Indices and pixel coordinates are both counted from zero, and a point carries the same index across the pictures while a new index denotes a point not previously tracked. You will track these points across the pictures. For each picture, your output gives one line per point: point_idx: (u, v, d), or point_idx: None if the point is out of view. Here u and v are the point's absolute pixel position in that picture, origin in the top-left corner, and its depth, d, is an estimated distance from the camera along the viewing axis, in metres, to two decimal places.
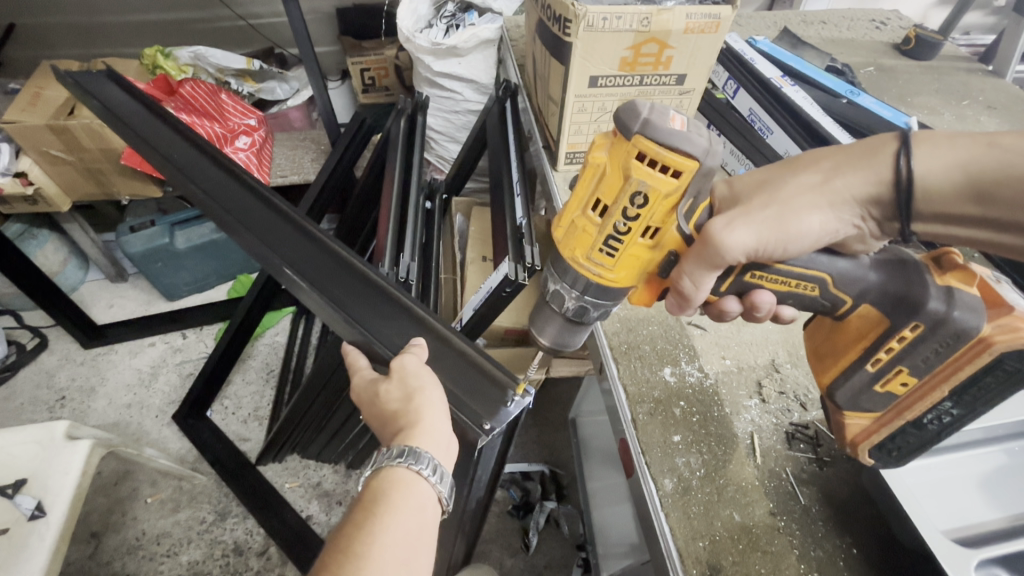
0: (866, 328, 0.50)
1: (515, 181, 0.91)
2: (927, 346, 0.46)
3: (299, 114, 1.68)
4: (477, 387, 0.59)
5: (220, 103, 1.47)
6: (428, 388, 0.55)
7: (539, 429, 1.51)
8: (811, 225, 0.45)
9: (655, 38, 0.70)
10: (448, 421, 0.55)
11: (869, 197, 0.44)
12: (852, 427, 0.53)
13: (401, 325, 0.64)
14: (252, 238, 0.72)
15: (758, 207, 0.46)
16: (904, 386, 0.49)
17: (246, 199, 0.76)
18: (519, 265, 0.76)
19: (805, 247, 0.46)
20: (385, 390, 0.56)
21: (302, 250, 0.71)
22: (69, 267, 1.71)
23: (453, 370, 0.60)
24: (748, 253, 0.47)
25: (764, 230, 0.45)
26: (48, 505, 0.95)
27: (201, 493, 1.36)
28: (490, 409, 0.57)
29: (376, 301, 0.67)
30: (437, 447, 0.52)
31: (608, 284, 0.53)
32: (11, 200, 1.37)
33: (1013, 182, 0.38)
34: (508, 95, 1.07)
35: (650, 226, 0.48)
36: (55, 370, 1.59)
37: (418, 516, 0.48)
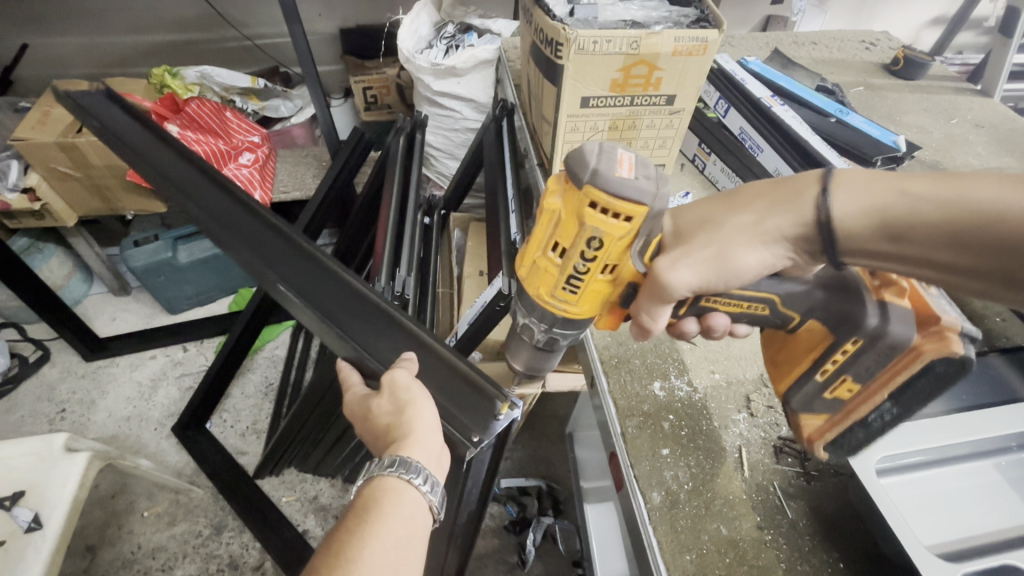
0: (814, 342, 0.52)
1: (510, 199, 0.93)
2: (867, 358, 0.47)
3: (302, 131, 1.72)
4: (466, 401, 0.60)
5: (225, 121, 1.51)
6: (418, 401, 0.56)
7: (537, 443, 1.52)
8: (750, 262, 0.46)
9: (644, 61, 0.72)
10: (438, 431, 0.56)
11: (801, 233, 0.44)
12: (808, 426, 0.54)
13: (394, 339, 0.66)
14: (251, 256, 0.74)
15: (699, 245, 0.48)
16: (850, 391, 0.50)
17: (246, 216, 0.77)
18: (512, 281, 0.78)
19: (746, 280, 0.48)
20: (376, 404, 0.57)
21: (297, 267, 0.73)
22: (73, 280, 1.73)
23: (443, 385, 0.61)
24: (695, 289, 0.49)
25: (706, 269, 0.47)
26: (46, 517, 0.96)
27: (197, 506, 1.36)
28: (480, 422, 0.58)
29: (369, 315, 0.68)
30: (428, 457, 0.53)
31: (574, 316, 0.55)
32: (18, 215, 1.39)
33: (925, 226, 0.39)
34: (505, 115, 1.11)
35: (608, 263, 0.50)
36: (56, 382, 1.61)
37: (408, 523, 0.49)
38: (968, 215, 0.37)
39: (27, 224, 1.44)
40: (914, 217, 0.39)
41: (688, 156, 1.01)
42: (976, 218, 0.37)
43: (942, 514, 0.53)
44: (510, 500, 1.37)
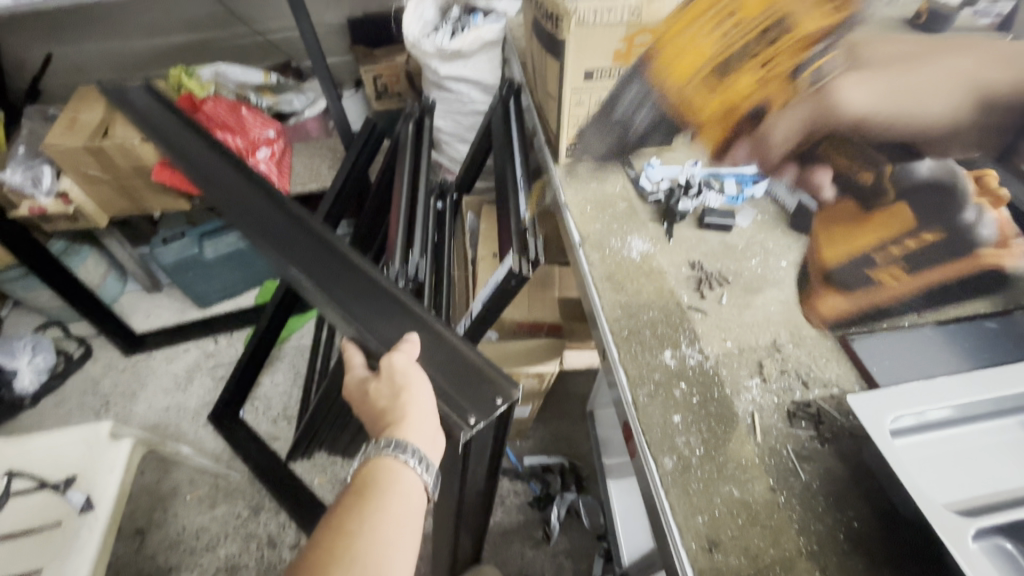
0: (888, 222, 0.55)
1: (519, 177, 0.93)
2: (934, 249, 0.54)
3: (315, 123, 1.77)
4: (467, 385, 0.60)
5: (241, 118, 1.55)
6: (414, 386, 0.57)
7: (558, 422, 1.53)
8: (936, 108, 0.44)
9: (647, 29, 0.71)
10: (433, 415, 0.58)
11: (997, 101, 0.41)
12: (837, 305, 0.64)
13: (399, 322, 0.66)
14: (269, 241, 0.75)
15: (890, 71, 0.45)
16: (893, 276, 0.58)
17: (268, 204, 0.80)
18: (523, 259, 0.78)
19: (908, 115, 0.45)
20: (375, 388, 0.59)
21: (309, 253, 0.74)
22: (109, 280, 1.82)
23: (444, 369, 0.62)
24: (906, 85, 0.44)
25: (880, 93, 0.47)
26: (96, 499, 1.02)
27: (235, 489, 1.43)
28: (479, 406, 0.59)
29: (378, 299, 0.69)
30: (423, 439, 0.56)
31: (691, 115, 0.64)
32: (54, 218, 1.46)
33: None
34: (511, 94, 1.09)
35: (771, 61, 0.53)
36: (99, 377, 1.69)
37: (404, 499, 0.53)
38: None
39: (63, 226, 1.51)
40: None
41: None
42: None
43: (971, 470, 0.51)
44: (532, 477, 1.41)
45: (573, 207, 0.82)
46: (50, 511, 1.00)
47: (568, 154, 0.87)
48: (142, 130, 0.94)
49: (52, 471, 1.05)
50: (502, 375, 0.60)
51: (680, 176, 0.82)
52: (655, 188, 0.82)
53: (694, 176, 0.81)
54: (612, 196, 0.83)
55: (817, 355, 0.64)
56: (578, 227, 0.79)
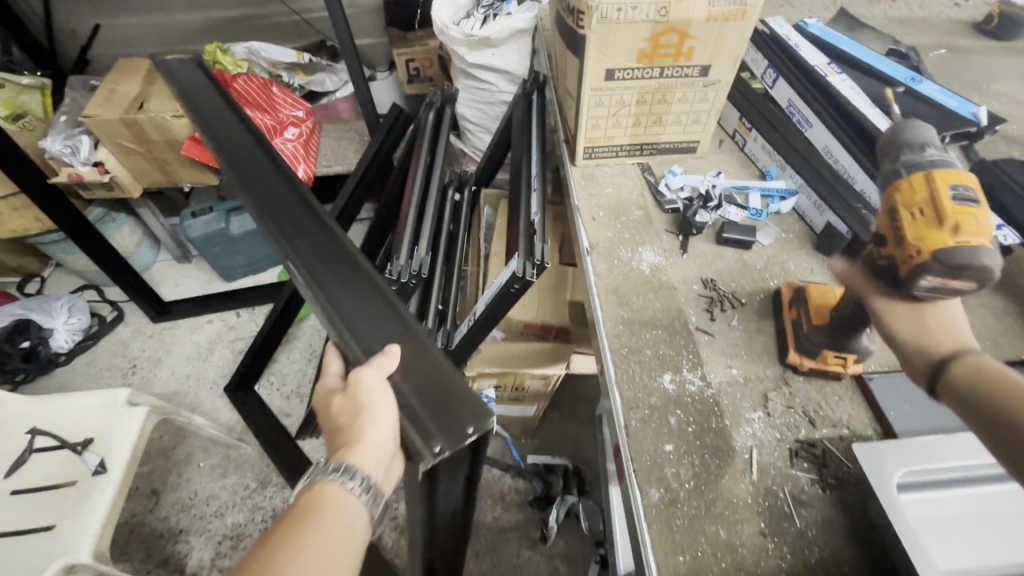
0: (821, 304, 0.61)
1: (534, 176, 0.89)
2: (795, 331, 0.61)
3: (346, 105, 1.77)
4: (442, 412, 0.59)
5: (271, 95, 1.57)
6: (376, 406, 0.57)
7: (566, 423, 1.52)
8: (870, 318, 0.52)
9: (674, 29, 0.67)
10: (393, 437, 0.57)
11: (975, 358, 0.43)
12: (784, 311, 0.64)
13: (386, 330, 0.66)
14: (268, 219, 0.73)
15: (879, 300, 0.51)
16: (791, 316, 0.63)
17: (278, 184, 0.79)
18: (528, 262, 0.76)
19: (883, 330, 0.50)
20: (338, 405, 0.59)
21: (311, 240, 0.73)
22: (143, 248, 1.89)
23: (422, 389, 0.61)
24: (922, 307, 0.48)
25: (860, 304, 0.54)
26: (109, 462, 1.06)
27: (246, 461, 1.48)
28: (450, 435, 0.57)
29: (368, 302, 0.68)
30: (374, 466, 0.55)
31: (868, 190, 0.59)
32: (91, 186, 1.51)
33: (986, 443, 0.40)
34: (536, 88, 1.06)
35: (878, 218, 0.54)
36: (128, 340, 1.77)
37: (341, 526, 0.53)
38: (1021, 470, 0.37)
39: (98, 195, 1.56)
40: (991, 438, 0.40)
41: (728, 132, 0.89)
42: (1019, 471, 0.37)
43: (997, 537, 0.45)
44: (535, 476, 1.39)
45: (585, 212, 0.78)
46: (69, 469, 1.06)
47: (586, 155, 0.83)
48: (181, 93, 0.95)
49: (72, 432, 1.10)
50: (480, 405, 0.59)
51: (701, 185, 0.79)
52: (674, 197, 0.78)
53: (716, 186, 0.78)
54: (628, 202, 0.79)
55: (830, 391, 0.59)
56: (587, 233, 0.75)
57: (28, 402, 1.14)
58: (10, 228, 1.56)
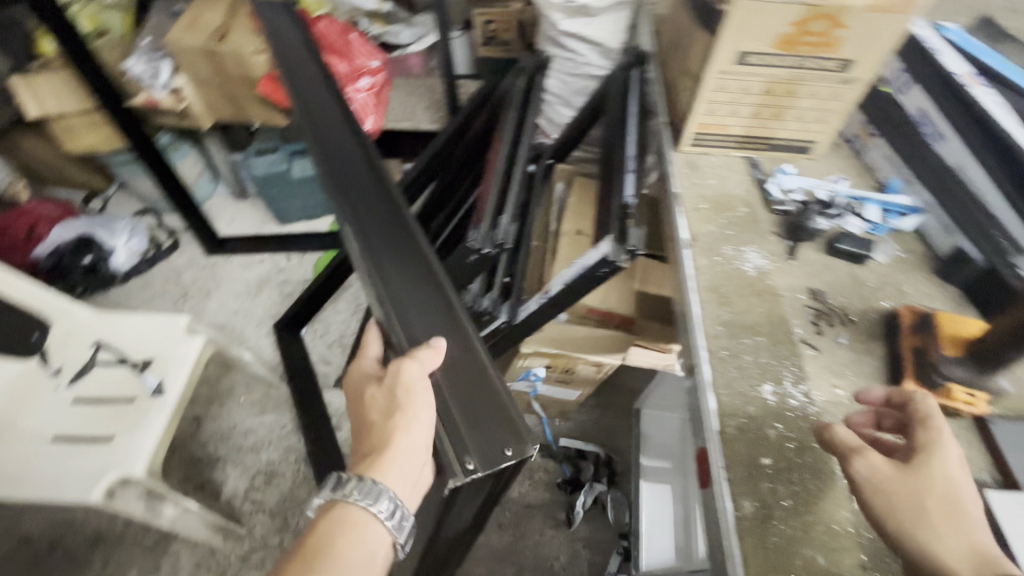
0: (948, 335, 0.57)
1: (630, 157, 0.85)
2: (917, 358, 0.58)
3: (417, 60, 1.75)
4: (479, 423, 0.59)
5: (348, 41, 1.53)
6: (413, 410, 0.58)
7: (603, 412, 1.50)
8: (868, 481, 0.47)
9: (826, 15, 0.61)
10: (426, 446, 0.59)
11: (992, 571, 0.39)
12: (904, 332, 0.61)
13: (435, 325, 0.67)
14: (341, 191, 0.77)
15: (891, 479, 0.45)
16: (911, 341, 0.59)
17: (355, 159, 0.82)
18: (622, 247, 0.73)
19: (877, 516, 0.45)
20: (372, 398, 0.61)
21: (378, 219, 0.76)
22: (203, 180, 1.91)
23: (460, 391, 0.62)
24: (920, 487, 0.44)
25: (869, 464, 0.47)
26: (167, 384, 1.09)
27: (285, 402, 1.51)
28: (484, 452, 0.57)
29: (422, 293, 0.70)
30: (399, 483, 0.57)
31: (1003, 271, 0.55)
32: (165, 112, 1.53)
33: None
34: (637, 63, 1.00)
35: None
36: (182, 269, 1.81)
37: (365, 549, 0.55)
38: None
39: (171, 122, 1.57)
40: None
41: (845, 136, 0.84)
42: None
43: None
44: (566, 460, 1.40)
45: (687, 202, 0.74)
46: (129, 387, 1.09)
47: (693, 141, 0.79)
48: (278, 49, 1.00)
49: (133, 350, 1.14)
50: (518, 427, 0.59)
51: (819, 190, 0.75)
52: (785, 198, 0.74)
53: (836, 194, 0.74)
54: (733, 197, 0.75)
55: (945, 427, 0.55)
56: (688, 225, 0.72)
57: (98, 317, 1.18)
58: (84, 145, 1.59)
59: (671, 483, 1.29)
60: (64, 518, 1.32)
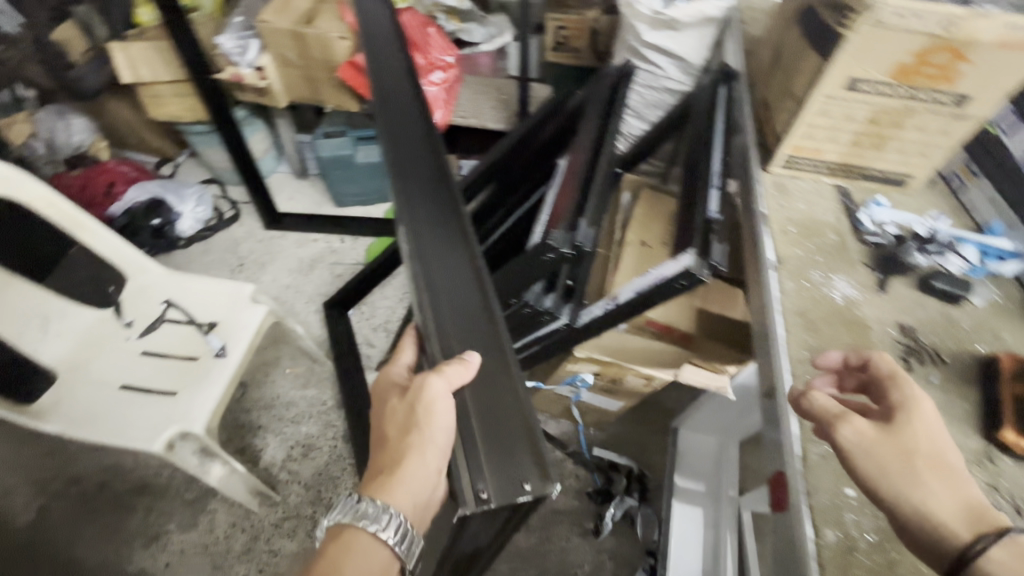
0: None
1: (716, 173, 0.84)
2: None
3: (486, 59, 1.77)
4: (499, 452, 0.54)
5: (427, 35, 1.57)
6: (432, 428, 0.56)
7: (639, 427, 1.49)
8: (856, 447, 0.47)
9: (950, 48, 0.60)
10: (438, 468, 0.56)
11: (984, 518, 0.41)
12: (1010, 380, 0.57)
13: (473, 337, 0.64)
14: (401, 187, 0.76)
15: (883, 447, 0.46)
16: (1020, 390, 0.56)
17: (421, 155, 0.82)
18: (704, 261, 0.73)
19: (864, 480, 0.46)
20: (394, 408, 0.60)
21: (433, 219, 0.74)
22: (268, 156, 1.98)
23: (486, 413, 0.58)
24: (905, 443, 0.46)
25: (852, 427, 0.48)
26: (230, 348, 1.13)
27: (327, 378, 1.54)
28: (501, 484, 0.51)
29: (465, 300, 0.67)
30: (407, 503, 0.55)
31: None
32: (246, 89, 1.59)
33: None
34: (724, 80, 0.99)
35: None
36: (240, 240, 1.87)
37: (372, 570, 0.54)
38: None
39: (250, 98, 1.63)
40: None
41: (942, 174, 0.82)
42: None
43: None
44: (598, 470, 1.39)
45: (774, 223, 0.74)
46: (194, 347, 1.14)
47: (785, 163, 0.79)
48: (363, 34, 1.02)
49: (200, 311, 1.18)
50: (544, 462, 0.53)
51: (917, 226, 0.73)
52: (878, 230, 0.73)
53: (936, 232, 0.72)
54: (821, 223, 0.74)
55: None
56: (775, 247, 0.71)
57: (169, 275, 1.22)
58: (168, 112, 1.67)
59: (703, 507, 1.27)
60: (115, 463, 1.38)
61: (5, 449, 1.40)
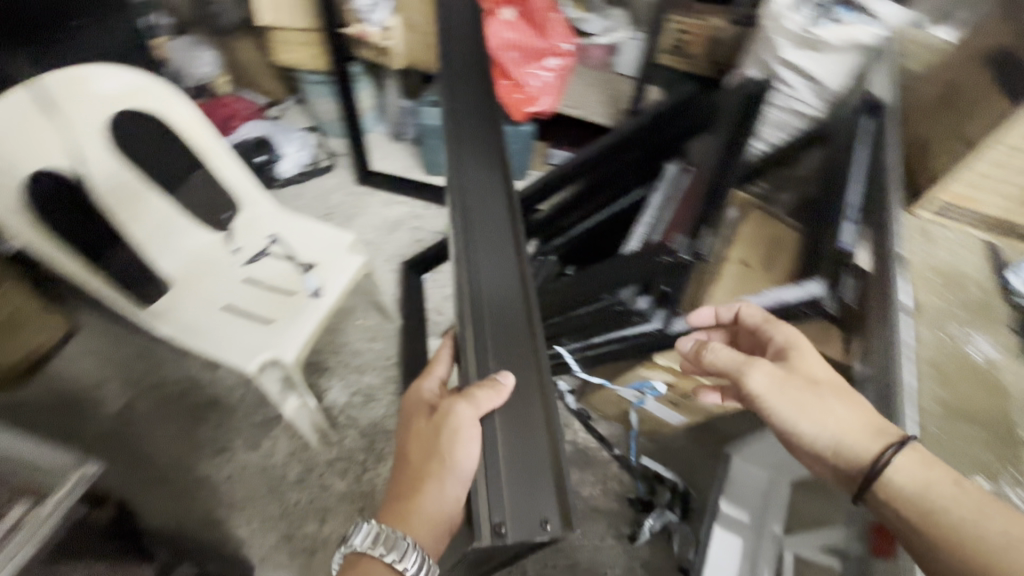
0: None
1: (854, 207, 0.81)
2: None
3: (598, 53, 1.70)
4: (522, 482, 0.55)
5: (549, 19, 1.56)
6: (455, 455, 0.61)
7: (690, 445, 1.47)
8: (761, 387, 0.67)
9: None
10: (456, 493, 0.62)
11: (873, 425, 0.59)
12: None
13: (512, 357, 0.65)
14: (460, 194, 0.77)
15: (788, 383, 0.66)
16: None
17: (483, 163, 0.83)
18: (831, 294, 0.79)
19: (783, 413, 0.64)
20: (420, 433, 0.66)
21: (487, 228, 0.75)
22: (371, 114, 2.05)
23: (513, 442, 0.59)
24: (799, 377, 0.66)
25: (758, 371, 0.68)
26: (325, 290, 1.18)
27: (394, 336, 1.60)
28: (519, 517, 0.53)
29: (509, 316, 0.67)
30: (425, 527, 0.60)
31: None
32: (368, 47, 1.65)
33: (931, 512, 0.52)
34: (868, 111, 0.94)
35: None
36: (331, 190, 1.95)
37: None
38: (942, 523, 0.51)
39: (368, 56, 1.69)
40: (934, 495, 0.52)
41: None
42: (945, 523, 0.51)
43: None
44: (643, 478, 1.35)
45: (913, 267, 0.72)
46: (293, 283, 1.20)
47: (935, 207, 0.78)
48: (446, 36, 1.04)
49: (301, 251, 1.25)
50: (566, 501, 0.54)
51: None
52: None
53: None
54: (964, 275, 0.72)
55: None
56: (916, 294, 0.70)
57: (278, 211, 1.29)
58: (290, 57, 1.75)
59: (743, 539, 1.23)
60: (195, 375, 1.49)
61: (103, 343, 1.53)
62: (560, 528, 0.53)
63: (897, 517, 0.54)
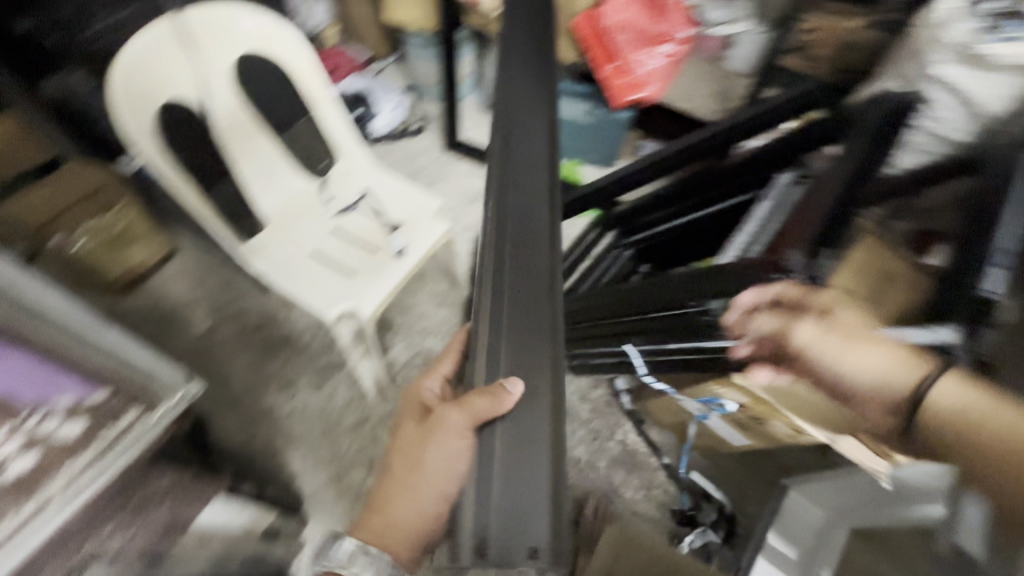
0: None
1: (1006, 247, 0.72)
2: None
3: (713, 45, 1.60)
4: (512, 501, 0.49)
5: (670, 5, 1.55)
6: (440, 466, 0.65)
7: (747, 470, 1.40)
8: (804, 338, 0.75)
9: None
10: (435, 504, 0.65)
11: (915, 357, 0.69)
12: None
13: (525, 356, 0.56)
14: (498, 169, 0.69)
15: (833, 334, 0.74)
16: None
17: (529, 135, 0.73)
18: (967, 343, 0.71)
19: (828, 362, 0.73)
20: (409, 438, 0.70)
21: (523, 206, 0.65)
22: (468, 82, 2.04)
23: (509, 455, 0.52)
24: (841, 325, 0.74)
25: (799, 327, 0.76)
26: (408, 253, 1.20)
27: (462, 306, 1.62)
28: (504, 541, 0.48)
29: (530, 308, 0.58)
30: (405, 536, 0.64)
31: None
32: (478, 12, 1.62)
33: (988, 426, 0.62)
34: None
35: None
36: (419, 153, 1.97)
37: None
38: (993, 439, 0.62)
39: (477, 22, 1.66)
40: (984, 415, 0.63)
41: None
42: (996, 441, 0.61)
43: None
44: (689, 493, 1.34)
45: None
46: (379, 241, 1.22)
47: None
48: None
49: (390, 211, 1.27)
50: (559, 532, 0.48)
51: None
52: None
53: None
54: None
55: None
56: None
57: (372, 168, 1.31)
58: (401, 16, 1.76)
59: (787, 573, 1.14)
60: (272, 313, 1.57)
61: (196, 269, 1.64)
62: (548, 562, 0.47)
63: (946, 434, 0.65)
